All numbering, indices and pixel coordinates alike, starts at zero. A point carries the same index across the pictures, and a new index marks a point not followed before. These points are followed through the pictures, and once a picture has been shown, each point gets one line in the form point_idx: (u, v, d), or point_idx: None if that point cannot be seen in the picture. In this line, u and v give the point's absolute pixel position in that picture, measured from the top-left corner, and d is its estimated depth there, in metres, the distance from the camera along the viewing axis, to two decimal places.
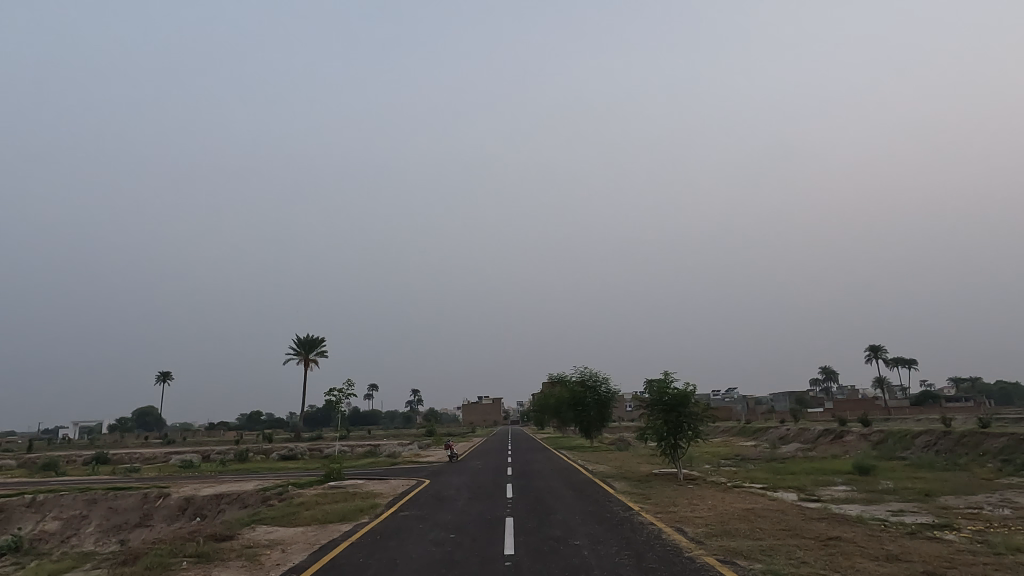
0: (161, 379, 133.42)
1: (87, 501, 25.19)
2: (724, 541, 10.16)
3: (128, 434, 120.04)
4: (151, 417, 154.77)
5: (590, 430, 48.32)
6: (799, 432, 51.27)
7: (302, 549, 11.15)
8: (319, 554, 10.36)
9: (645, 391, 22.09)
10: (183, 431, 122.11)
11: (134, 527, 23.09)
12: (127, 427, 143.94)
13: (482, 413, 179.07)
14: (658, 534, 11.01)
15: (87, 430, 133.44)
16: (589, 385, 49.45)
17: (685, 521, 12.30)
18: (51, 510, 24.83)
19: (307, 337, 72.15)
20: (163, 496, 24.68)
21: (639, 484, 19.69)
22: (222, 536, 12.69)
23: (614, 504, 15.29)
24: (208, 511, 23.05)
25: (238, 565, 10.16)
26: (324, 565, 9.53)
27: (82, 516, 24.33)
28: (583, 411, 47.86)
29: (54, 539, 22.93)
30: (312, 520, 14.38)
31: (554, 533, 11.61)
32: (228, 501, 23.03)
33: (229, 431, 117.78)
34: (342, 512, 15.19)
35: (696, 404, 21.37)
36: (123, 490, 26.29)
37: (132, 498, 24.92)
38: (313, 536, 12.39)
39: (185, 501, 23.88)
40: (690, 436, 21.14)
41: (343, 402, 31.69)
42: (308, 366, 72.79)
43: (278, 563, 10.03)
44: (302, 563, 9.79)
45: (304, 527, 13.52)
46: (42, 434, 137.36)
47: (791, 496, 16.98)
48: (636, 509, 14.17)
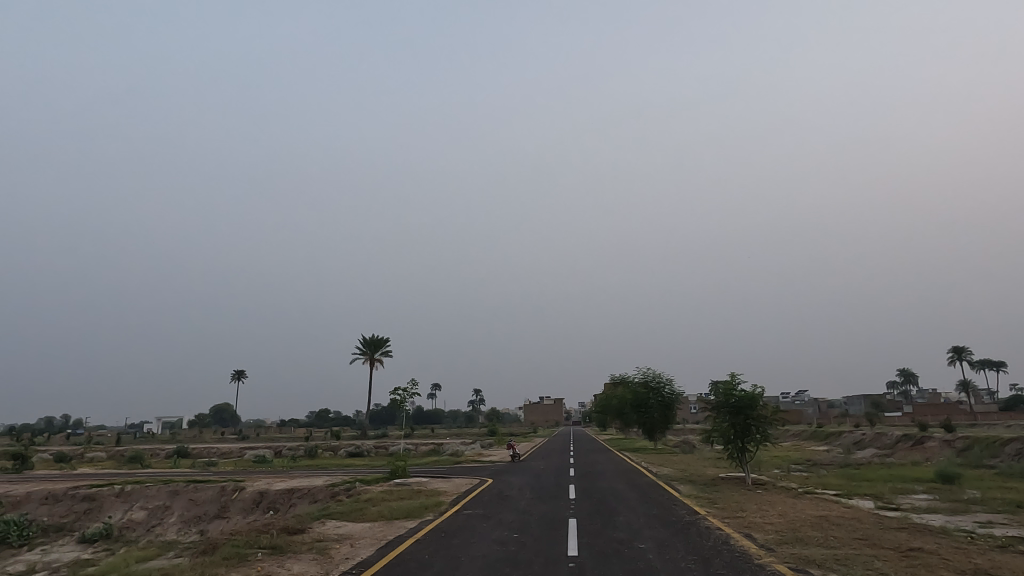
0: (235, 377, 139.68)
1: (170, 492, 26.57)
2: (796, 549, 9.84)
3: (205, 429, 126.03)
4: (227, 413, 162.31)
5: (654, 432, 47.57)
6: (875, 438, 49.04)
7: (370, 544, 11.43)
8: (386, 550, 10.62)
9: (711, 393, 21.59)
10: (256, 427, 127.60)
11: (212, 518, 24.21)
12: (206, 422, 152.42)
13: (543, 414, 179.21)
14: (726, 540, 10.73)
15: (168, 425, 140.79)
16: (652, 386, 48.68)
17: (754, 527, 11.94)
18: (137, 500, 26.29)
19: (373, 337, 73.90)
20: (239, 489, 25.76)
21: (705, 488, 19.30)
22: (294, 529, 13.16)
23: (680, 508, 15.00)
24: (280, 505, 23.93)
25: (310, 558, 10.49)
26: (391, 560, 9.72)
27: (165, 507, 25.66)
28: (646, 413, 47.21)
29: (140, 528, 24.26)
30: (378, 516, 14.74)
31: (619, 535, 11.50)
32: (299, 496, 23.87)
33: (300, 428, 122.44)
34: (407, 508, 15.49)
35: (765, 406, 20.66)
36: (203, 482, 27.60)
37: (211, 490, 26.14)
38: (380, 532, 12.69)
39: (259, 495, 24.86)
40: (758, 440, 20.54)
41: (408, 401, 32.35)
42: (374, 365, 74.48)
43: (347, 557, 10.33)
44: (370, 558, 10.05)
45: (372, 523, 13.85)
46: (129, 429, 146.53)
47: (867, 504, 16.21)
48: (702, 514, 13.86)
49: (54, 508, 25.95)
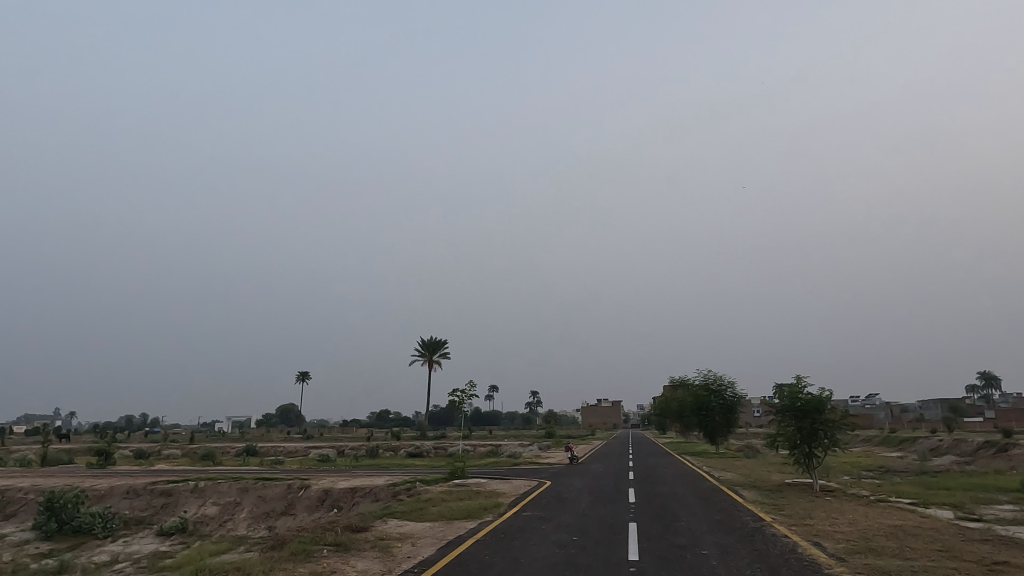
0: (299, 378, 144.09)
1: (240, 489, 27.61)
2: (869, 559, 9.42)
3: (271, 429, 130.51)
4: (292, 413, 167.66)
5: (716, 436, 46.50)
6: (954, 444, 46.47)
7: (431, 543, 11.57)
8: (447, 549, 10.73)
9: (775, 396, 20.96)
10: (318, 427, 131.23)
11: (280, 515, 25.03)
12: (272, 422, 157.53)
13: (601, 416, 177.55)
14: (793, 548, 10.36)
15: (237, 425, 146.32)
16: (713, 389, 47.55)
17: (823, 536, 11.50)
18: (210, 496, 27.42)
19: (431, 339, 74.87)
20: (304, 487, 26.57)
21: (770, 494, 18.73)
22: (358, 527, 13.44)
23: (743, 514, 14.60)
24: (344, 503, 24.53)
25: (373, 556, 10.69)
26: (451, 560, 9.81)
27: (236, 503, 26.69)
28: (707, 417, 46.14)
29: (213, 523, 25.30)
30: (439, 516, 14.91)
31: (680, 541, 11.30)
32: (361, 495, 24.41)
33: (361, 428, 125.16)
34: (467, 509, 15.62)
35: (833, 410, 19.92)
36: (270, 480, 28.55)
37: (278, 488, 27.03)
38: (440, 532, 12.84)
39: (324, 493, 25.55)
40: (826, 445, 19.82)
41: (466, 402, 32.67)
42: (432, 367, 75.42)
43: (410, 555, 10.49)
44: (432, 557, 10.17)
45: (432, 523, 14.02)
46: (202, 427, 153.52)
47: (946, 514, 15.39)
48: (767, 521, 13.45)
49: (134, 502, 27.35)
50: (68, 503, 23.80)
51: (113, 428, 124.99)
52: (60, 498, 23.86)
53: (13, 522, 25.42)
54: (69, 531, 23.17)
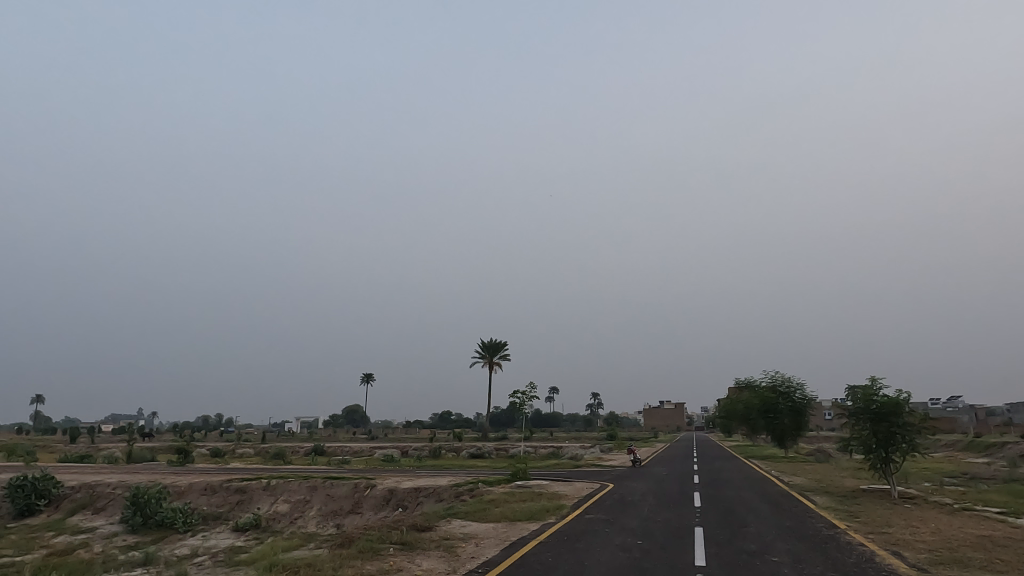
0: (364, 380, 147.79)
1: (309, 487, 28.50)
2: (954, 571, 8.93)
3: (338, 429, 134.33)
4: (358, 413, 172.14)
5: (785, 440, 44.98)
6: None
7: (494, 544, 11.62)
8: (511, 550, 10.79)
9: (848, 398, 20.12)
10: (382, 427, 134.34)
11: (347, 513, 25.71)
12: (338, 422, 162.29)
13: (663, 419, 174.71)
14: (870, 557, 9.91)
15: (306, 425, 151.15)
16: (781, 391, 46.05)
17: (903, 545, 10.95)
18: (282, 494, 28.42)
19: (491, 341, 75.36)
20: (370, 486, 27.19)
21: (844, 500, 17.98)
22: (423, 527, 13.68)
23: (816, 520, 14.06)
24: (408, 503, 24.99)
25: (437, 555, 10.86)
26: (515, 561, 9.84)
27: (306, 501, 27.55)
28: (776, 419, 44.71)
29: (285, 520, 26.21)
30: (502, 517, 15.00)
31: (749, 547, 11.00)
32: (425, 495, 24.80)
33: (423, 429, 127.44)
34: (530, 510, 15.65)
35: (911, 414, 18.98)
36: (338, 479, 29.37)
37: (345, 487, 27.77)
38: (504, 533, 12.91)
39: (389, 492, 26.09)
40: (905, 450, 18.89)
41: (527, 404, 32.72)
42: (493, 368, 75.94)
43: (473, 555, 10.59)
44: (495, 557, 10.25)
45: (495, 524, 14.11)
46: (273, 427, 159.45)
47: None
48: (842, 528, 12.93)
49: (211, 499, 28.63)
50: (152, 498, 25.13)
51: (191, 426, 131.41)
52: (145, 493, 25.22)
53: (103, 515, 27.03)
54: (153, 525, 24.46)
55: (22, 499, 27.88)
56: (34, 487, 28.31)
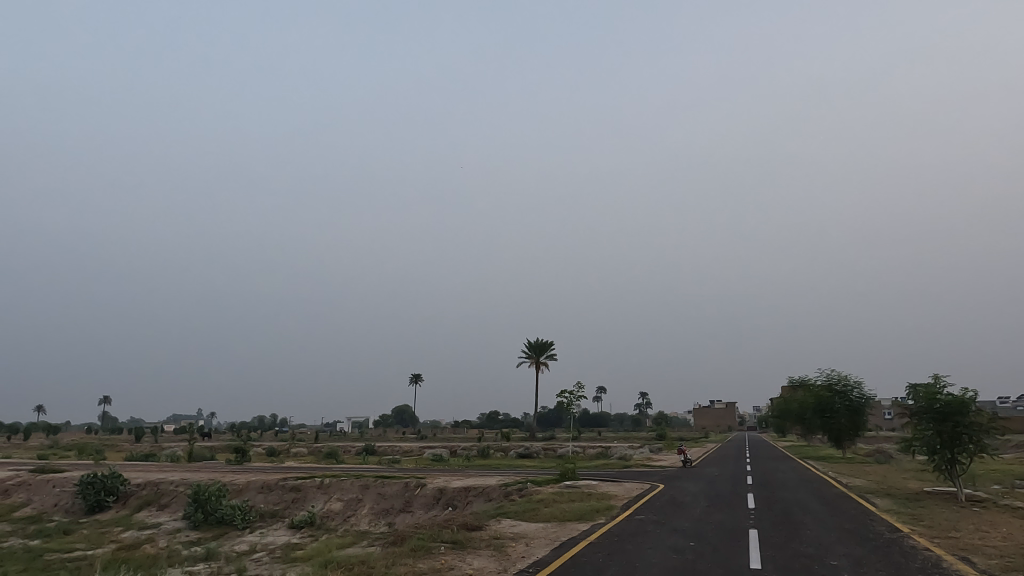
0: (411, 381, 149.79)
1: (361, 486, 29.03)
2: None
3: (387, 428, 136.40)
4: (407, 413, 174.61)
5: (842, 440, 43.58)
6: None
7: (544, 544, 11.62)
8: (561, 550, 10.78)
9: (909, 397, 19.37)
10: (430, 428, 135.95)
11: (399, 512, 26.10)
12: (388, 421, 164.94)
13: (714, 418, 171.58)
14: (935, 562, 9.54)
15: (357, 425, 154.04)
16: (837, 390, 44.65)
17: (971, 550, 10.49)
18: (335, 492, 29.02)
19: (537, 341, 75.34)
20: (421, 486, 27.53)
21: (907, 503, 17.33)
22: (473, 525, 13.79)
23: (877, 523, 13.60)
24: (458, 502, 25.21)
25: (488, 554, 10.93)
26: (566, 561, 9.82)
27: (358, 499, 28.08)
28: (832, 419, 43.35)
29: (338, 517, 26.76)
30: (551, 517, 14.99)
31: (807, 550, 10.71)
32: (474, 494, 24.98)
33: (471, 429, 128.36)
34: (579, 511, 15.60)
35: (979, 413, 18.13)
36: (389, 478, 29.83)
37: (396, 486, 28.19)
38: (554, 533, 12.89)
39: (439, 491, 26.38)
40: (972, 451, 18.07)
41: (575, 404, 32.59)
42: (539, 369, 75.91)
43: (524, 555, 10.62)
44: (546, 557, 10.26)
45: (545, 524, 14.12)
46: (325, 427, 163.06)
47: None
48: (905, 532, 12.47)
49: (268, 496, 29.47)
50: (211, 496, 26.02)
51: (247, 426, 135.51)
52: (205, 491, 26.12)
53: (166, 511, 28.13)
54: (213, 522, 25.33)
55: (92, 496, 29.24)
56: (103, 485, 29.65)
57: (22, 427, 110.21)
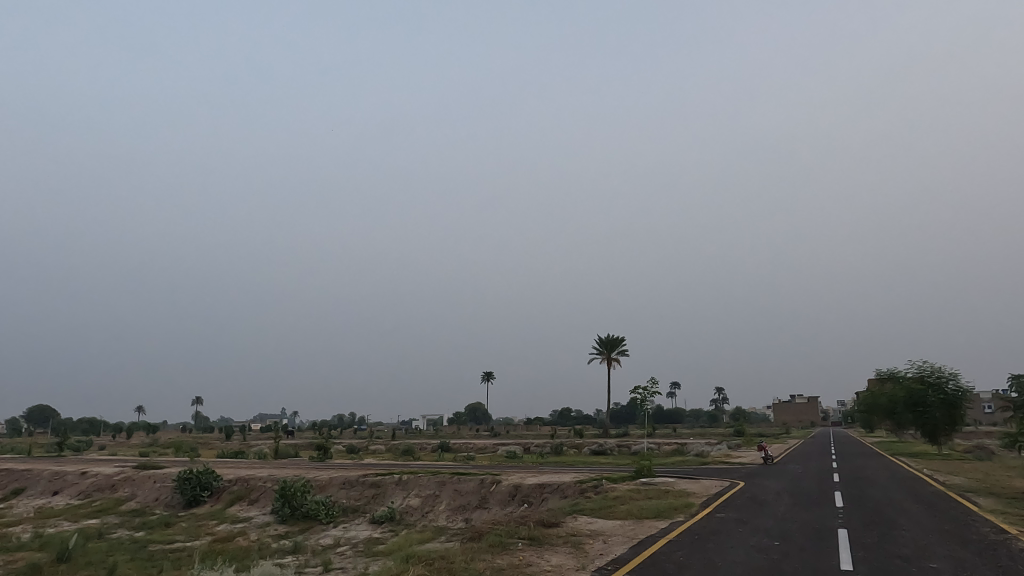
0: (484, 378, 151.50)
1: (438, 482, 29.60)
2: None
3: (460, 425, 138.54)
4: (480, 412, 176.50)
5: (937, 436, 41.14)
6: None
7: (623, 542, 11.50)
8: (640, 548, 10.63)
9: (1012, 390, 18.05)
10: (502, 425, 137.16)
11: (475, 508, 26.46)
12: (461, 419, 167.38)
13: (795, 414, 165.58)
14: None
15: (431, 423, 157.04)
16: (930, 382, 42.15)
17: None
18: (412, 488, 29.70)
19: (608, 337, 74.67)
20: (496, 482, 27.84)
21: (1014, 502, 16.16)
22: (549, 523, 13.78)
23: (981, 524, 12.76)
24: (533, 499, 25.33)
25: (566, 551, 10.93)
26: (645, 560, 9.65)
27: (436, 495, 28.63)
28: (925, 413, 41.02)
29: (417, 513, 27.38)
30: (628, 515, 14.78)
31: (902, 551, 10.17)
32: (549, 491, 25.04)
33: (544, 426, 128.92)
34: (657, 508, 15.37)
35: None
36: (464, 475, 30.29)
37: (472, 482, 28.58)
38: (631, 530, 12.75)
39: (514, 488, 26.58)
40: None
41: (648, 400, 32.13)
42: (611, 365, 75.23)
43: (602, 553, 10.54)
44: (624, 555, 10.17)
45: (622, 521, 13.99)
46: (401, 425, 166.89)
47: None
48: (1013, 533, 11.65)
49: (350, 492, 30.46)
50: (297, 491, 27.14)
51: (327, 425, 140.73)
52: (291, 487, 27.29)
53: (256, 505, 29.55)
54: (299, 516, 26.39)
55: (189, 491, 31.08)
56: (198, 480, 31.47)
57: (123, 427, 118.01)
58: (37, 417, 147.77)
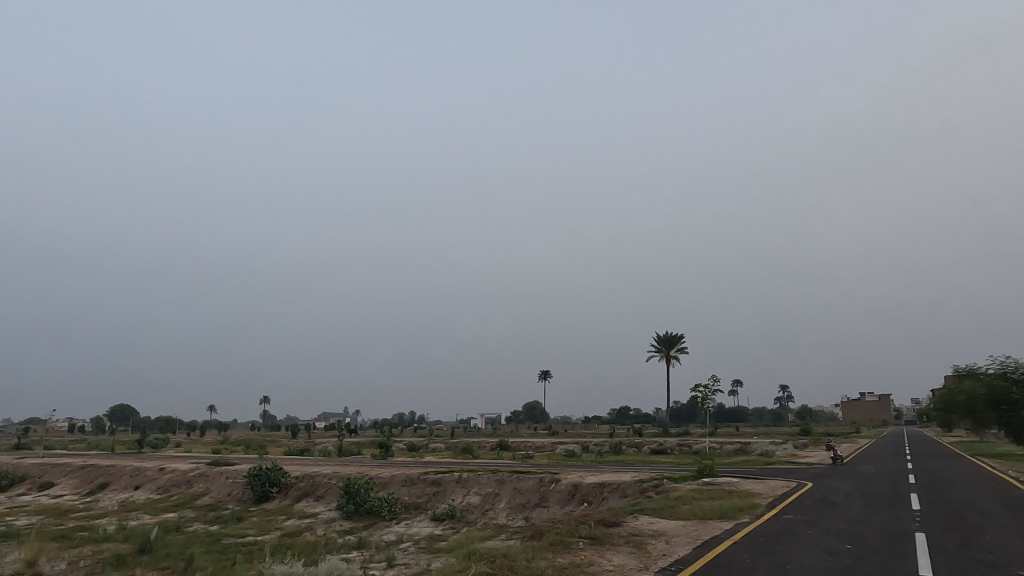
0: (540, 377, 151.53)
1: (497, 480, 29.76)
2: None
3: (518, 424, 139.02)
4: (538, 411, 176.54)
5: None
6: None
7: (686, 542, 11.33)
8: (704, 548, 10.44)
9: None
10: (560, 424, 136.83)
11: (535, 506, 26.50)
12: (519, 419, 168.00)
13: (866, 412, 159.09)
14: None
15: (489, 421, 158.20)
16: (1014, 379, 39.76)
17: None
18: (473, 486, 29.96)
19: (667, 335, 73.51)
20: (555, 481, 27.80)
21: None
22: (611, 522, 13.69)
23: None
24: (593, 498, 25.19)
25: (628, 551, 10.83)
26: (709, 560, 9.49)
27: (495, 493, 28.80)
28: (1009, 412, 38.71)
29: (477, 511, 27.61)
30: (691, 515, 14.54)
31: (987, 557, 9.66)
32: (609, 490, 24.85)
33: (602, 424, 128.10)
34: (721, 509, 15.05)
35: None
36: (523, 473, 30.36)
37: (531, 481, 28.63)
38: (695, 531, 12.52)
39: (574, 487, 26.49)
40: None
41: (710, 399, 31.48)
42: (670, 362, 74.02)
43: (665, 553, 10.40)
44: (688, 556, 10.00)
45: (684, 522, 13.75)
46: (460, 424, 168.64)
47: None
48: None
49: (411, 489, 30.99)
50: (361, 488, 27.81)
51: (389, 424, 143.60)
52: (355, 484, 27.98)
53: (323, 501, 30.45)
54: (363, 512, 27.02)
55: (259, 486, 32.27)
56: (268, 477, 32.65)
57: (196, 426, 123.24)
58: (119, 416, 156.28)
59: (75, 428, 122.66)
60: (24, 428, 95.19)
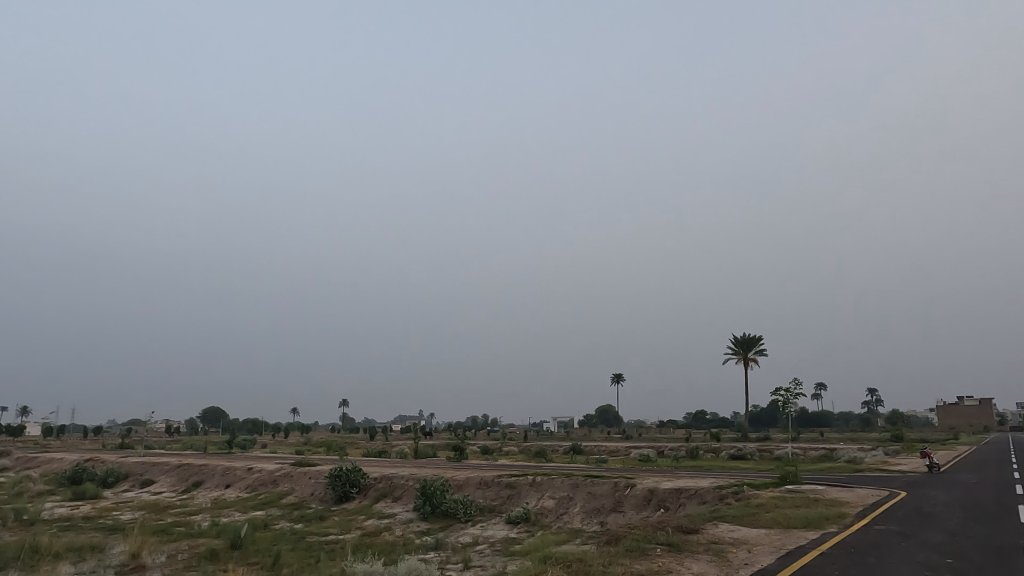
0: (614, 381, 149.76)
1: (572, 484, 29.59)
2: None
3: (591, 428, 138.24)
4: (611, 414, 174.90)
5: None
6: None
7: (769, 551, 10.92)
8: (790, 559, 10.02)
9: None
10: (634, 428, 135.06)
11: (610, 511, 26.21)
12: (593, 422, 166.84)
13: (964, 417, 149.04)
14: None
15: (563, 424, 157.89)
16: None
17: None
18: (547, 490, 29.91)
19: (745, 336, 71.24)
20: (631, 486, 27.39)
21: None
22: (688, 529, 13.36)
23: None
24: (670, 503, 24.69)
25: (708, 559, 10.55)
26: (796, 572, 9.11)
27: (569, 497, 28.65)
28: None
29: (552, 515, 27.54)
30: (774, 524, 14.01)
31: None
32: (687, 496, 24.28)
33: (678, 429, 125.62)
34: (806, 517, 14.42)
35: None
36: (598, 477, 30.04)
37: (606, 485, 28.32)
38: (778, 540, 12.06)
39: (650, 492, 26.03)
40: None
41: (791, 402, 30.36)
42: (748, 365, 71.72)
43: (747, 562, 10.06)
44: (772, 566, 9.64)
45: (767, 530, 13.27)
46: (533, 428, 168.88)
47: None
48: None
49: (486, 492, 31.26)
50: (437, 490, 28.28)
51: (463, 425, 145.71)
52: (431, 486, 28.49)
53: (400, 502, 31.14)
54: (440, 514, 27.47)
55: (340, 486, 33.32)
56: (347, 477, 33.66)
57: (283, 427, 128.98)
58: (210, 417, 165.28)
59: (173, 430, 130.40)
60: (127, 428, 101.80)
